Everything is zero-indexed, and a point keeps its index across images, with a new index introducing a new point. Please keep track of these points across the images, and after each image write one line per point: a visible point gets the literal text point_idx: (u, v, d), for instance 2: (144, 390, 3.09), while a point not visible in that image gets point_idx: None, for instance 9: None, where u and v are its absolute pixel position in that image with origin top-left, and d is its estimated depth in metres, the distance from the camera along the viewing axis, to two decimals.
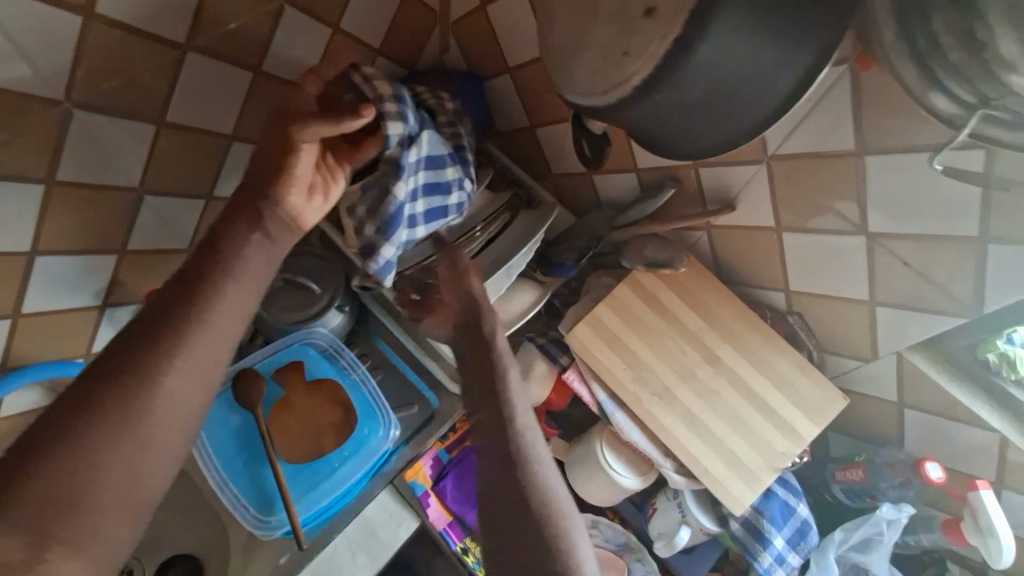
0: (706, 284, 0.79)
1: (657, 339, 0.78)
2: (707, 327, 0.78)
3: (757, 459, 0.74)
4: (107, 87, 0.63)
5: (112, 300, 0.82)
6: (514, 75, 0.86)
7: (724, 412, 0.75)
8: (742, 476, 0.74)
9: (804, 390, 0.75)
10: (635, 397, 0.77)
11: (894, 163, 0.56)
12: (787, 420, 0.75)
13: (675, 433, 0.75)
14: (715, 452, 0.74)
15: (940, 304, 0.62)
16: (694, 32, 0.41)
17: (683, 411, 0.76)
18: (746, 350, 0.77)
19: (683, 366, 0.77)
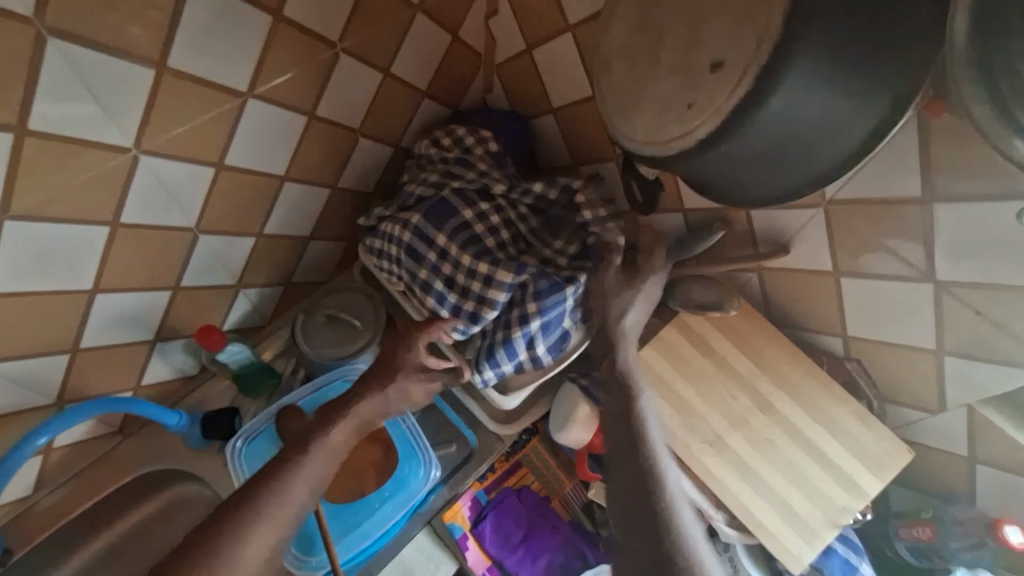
0: (761, 330, 0.77)
1: (706, 388, 0.76)
2: (757, 374, 0.75)
3: (815, 512, 0.70)
4: (173, 133, 0.65)
5: (164, 335, 0.84)
6: (557, 115, 0.87)
7: (780, 461, 0.72)
8: (801, 530, 0.70)
9: (864, 441, 0.71)
10: (684, 444, 0.74)
11: (965, 211, 0.53)
12: (847, 472, 0.71)
13: (726, 483, 0.72)
14: (769, 502, 0.71)
15: (1018, 357, 0.59)
16: (764, 86, 0.40)
17: (734, 459, 0.73)
18: (800, 397, 0.74)
19: (734, 414, 0.75)
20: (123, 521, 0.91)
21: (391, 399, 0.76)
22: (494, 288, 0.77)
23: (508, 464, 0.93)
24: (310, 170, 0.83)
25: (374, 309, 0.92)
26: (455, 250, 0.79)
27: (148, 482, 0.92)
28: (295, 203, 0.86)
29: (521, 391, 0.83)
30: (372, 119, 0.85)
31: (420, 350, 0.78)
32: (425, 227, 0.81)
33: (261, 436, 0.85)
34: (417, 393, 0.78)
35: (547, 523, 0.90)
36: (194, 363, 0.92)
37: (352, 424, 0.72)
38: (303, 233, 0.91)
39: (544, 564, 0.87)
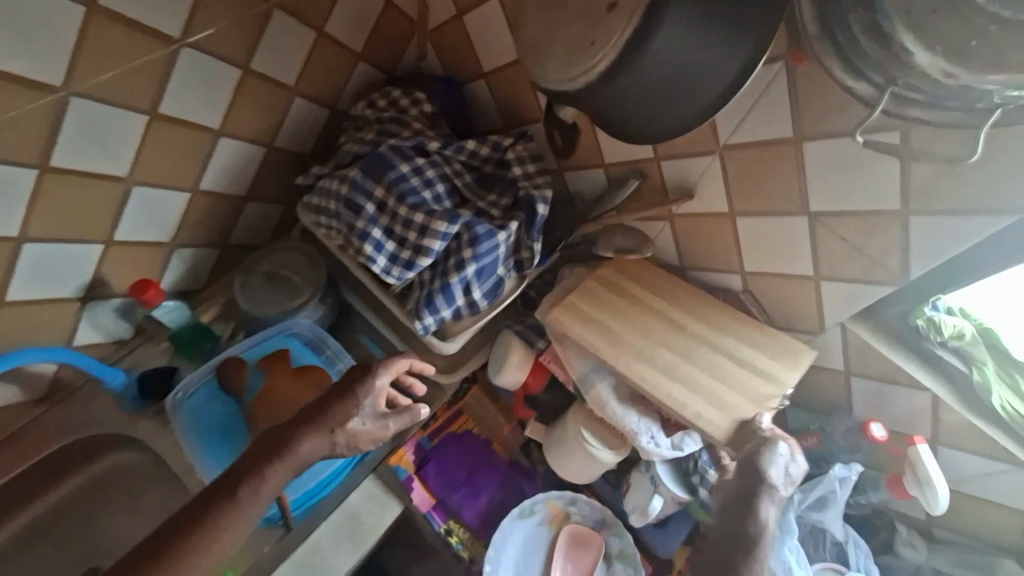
0: (666, 280, 0.87)
1: (625, 315, 0.83)
2: (666, 304, 0.84)
3: (743, 403, 0.75)
4: (103, 77, 0.65)
5: (94, 292, 0.83)
6: (488, 79, 0.93)
7: (701, 362, 0.78)
8: (732, 413, 0.75)
9: (773, 348, 0.79)
10: (617, 361, 0.79)
11: (827, 148, 0.63)
12: (769, 371, 0.77)
13: (658, 386, 0.77)
14: (698, 394, 0.76)
15: (876, 276, 0.69)
16: (653, 21, 0.48)
17: (665, 368, 0.78)
18: (713, 323, 0.82)
19: (656, 337, 0.81)
20: (43, 499, 0.87)
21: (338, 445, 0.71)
22: (429, 236, 0.81)
23: (449, 412, 0.98)
24: (246, 128, 0.85)
25: (316, 269, 0.94)
26: (393, 202, 0.83)
27: (78, 451, 0.89)
28: (231, 160, 0.87)
29: (460, 335, 0.89)
30: (307, 79, 0.87)
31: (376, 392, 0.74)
32: (362, 180, 0.84)
33: (200, 392, 0.86)
34: (367, 443, 0.72)
35: (488, 463, 0.96)
36: (128, 327, 0.91)
37: (292, 467, 0.67)
38: (240, 192, 0.92)
39: (485, 500, 0.94)
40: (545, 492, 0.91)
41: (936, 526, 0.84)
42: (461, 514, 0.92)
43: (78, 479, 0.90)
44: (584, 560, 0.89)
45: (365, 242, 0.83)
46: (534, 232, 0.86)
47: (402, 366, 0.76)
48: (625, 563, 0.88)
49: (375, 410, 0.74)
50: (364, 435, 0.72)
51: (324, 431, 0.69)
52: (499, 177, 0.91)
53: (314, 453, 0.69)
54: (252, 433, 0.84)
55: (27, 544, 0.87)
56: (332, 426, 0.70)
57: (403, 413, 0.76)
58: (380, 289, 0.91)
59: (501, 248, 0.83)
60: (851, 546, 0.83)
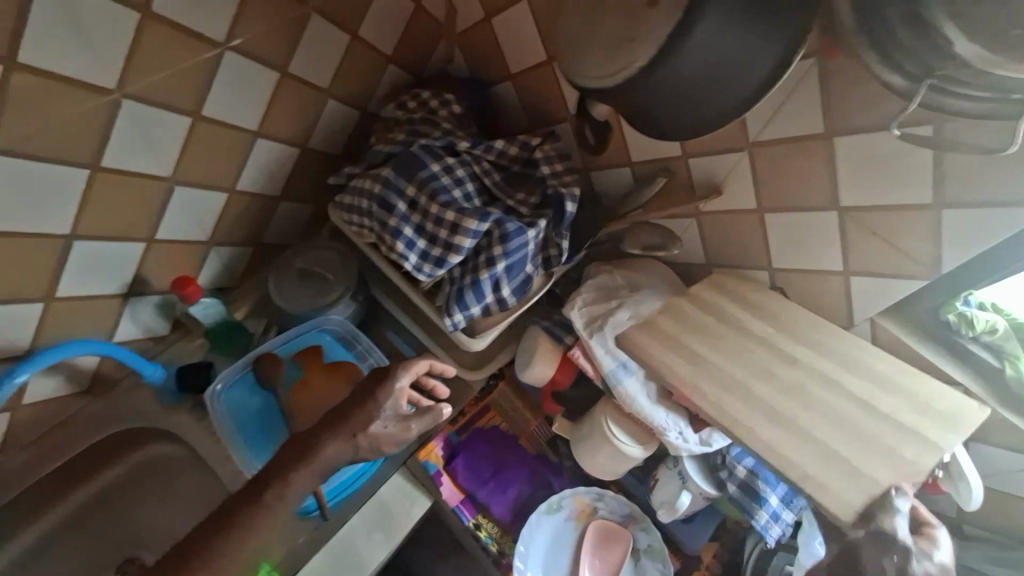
0: (748, 290, 0.82)
1: (718, 342, 0.74)
2: (788, 339, 0.73)
3: (877, 465, 0.60)
4: (153, 79, 0.68)
5: (136, 288, 0.86)
6: (515, 81, 0.94)
7: (819, 407, 0.65)
8: (866, 482, 0.59)
9: (916, 392, 0.66)
10: (696, 389, 0.69)
11: (858, 143, 0.64)
12: (912, 426, 0.62)
13: (754, 424, 0.65)
14: (811, 445, 0.62)
15: (908, 270, 0.69)
16: (692, 18, 0.49)
17: (764, 407, 0.67)
18: (814, 344, 0.73)
19: (756, 366, 0.71)
20: (87, 486, 0.92)
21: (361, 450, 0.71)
22: (461, 234, 0.82)
23: (477, 407, 1.00)
24: (281, 129, 0.87)
25: (347, 267, 0.97)
26: (424, 200, 0.85)
27: (120, 442, 0.93)
28: (267, 161, 0.89)
29: (488, 332, 0.90)
30: (340, 81, 0.90)
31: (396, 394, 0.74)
32: (394, 178, 0.86)
33: (238, 385, 0.89)
34: (390, 446, 0.72)
35: (515, 458, 0.97)
36: (165, 322, 0.94)
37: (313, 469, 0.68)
38: (274, 192, 0.95)
39: (512, 494, 0.94)
40: (572, 488, 0.92)
41: (966, 523, 0.84)
42: (490, 508, 0.93)
43: (118, 468, 0.94)
44: (612, 555, 0.89)
45: (397, 240, 0.85)
46: (562, 230, 0.87)
47: (420, 368, 0.77)
48: (652, 558, 0.89)
49: (397, 412, 0.74)
50: (388, 437, 0.72)
51: (345, 434, 0.70)
52: (528, 177, 0.93)
53: (337, 458, 0.69)
54: (287, 424, 0.87)
55: (71, 530, 0.91)
56: (352, 430, 0.70)
57: (426, 414, 0.75)
58: (411, 286, 0.92)
59: (530, 244, 0.84)
60: None
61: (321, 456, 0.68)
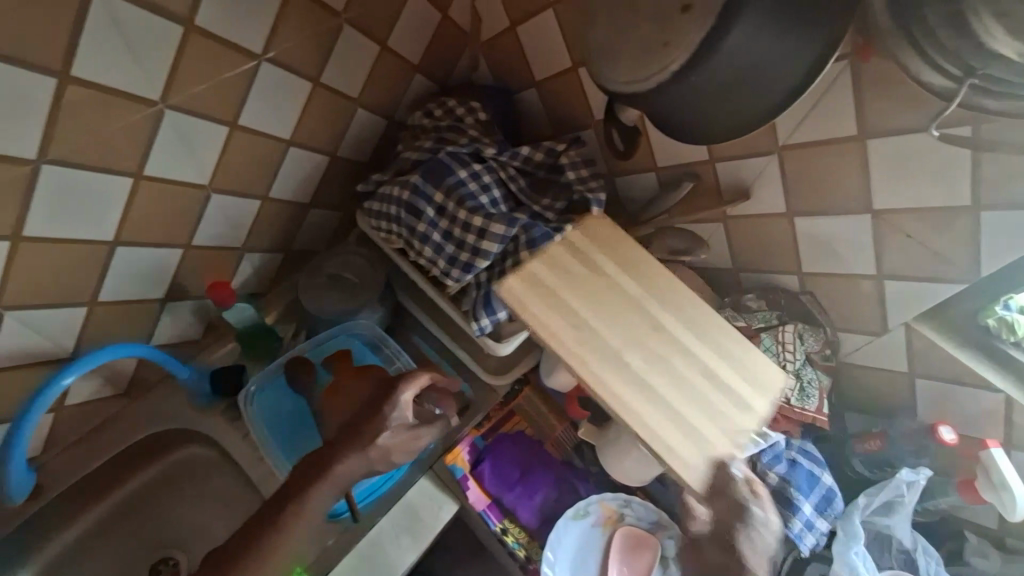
0: (620, 237, 0.81)
1: (599, 302, 0.75)
2: (605, 291, 0.76)
3: (707, 425, 0.68)
4: (194, 90, 0.70)
5: (172, 294, 0.88)
6: (540, 87, 0.95)
7: (677, 378, 0.71)
8: (689, 442, 0.67)
9: (729, 344, 0.74)
10: (580, 359, 0.70)
11: (892, 145, 0.63)
12: (701, 391, 0.70)
13: (618, 391, 0.69)
14: (699, 407, 0.69)
15: (945, 273, 0.68)
16: (727, 22, 0.49)
17: (634, 377, 0.70)
18: (644, 279, 0.78)
19: (636, 334, 0.73)
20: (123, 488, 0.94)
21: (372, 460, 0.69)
22: (488, 239, 0.83)
23: (502, 412, 1.01)
24: (312, 138, 0.89)
25: (374, 272, 0.98)
26: (453, 207, 0.86)
27: (156, 443, 0.95)
28: (298, 170, 0.91)
29: (513, 338, 0.91)
30: (368, 91, 0.91)
31: (403, 403, 0.73)
32: (422, 184, 0.87)
33: (271, 388, 0.91)
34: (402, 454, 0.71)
35: (541, 463, 0.97)
36: (200, 326, 0.97)
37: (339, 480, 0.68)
38: (303, 199, 0.97)
39: (539, 499, 0.94)
40: (600, 493, 0.91)
41: (1009, 536, 0.81)
42: (517, 513, 0.94)
43: (151, 472, 0.96)
44: (640, 561, 0.89)
45: (425, 244, 0.87)
46: None
47: (424, 379, 0.76)
48: None
49: (407, 422, 0.73)
50: (400, 447, 0.71)
51: (358, 447, 0.68)
52: (554, 182, 0.93)
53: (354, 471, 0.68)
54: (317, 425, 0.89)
55: (108, 530, 0.93)
56: (364, 443, 0.69)
57: (434, 423, 0.76)
58: (438, 291, 0.93)
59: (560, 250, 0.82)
60: (921, 554, 0.81)
61: (339, 467, 0.68)
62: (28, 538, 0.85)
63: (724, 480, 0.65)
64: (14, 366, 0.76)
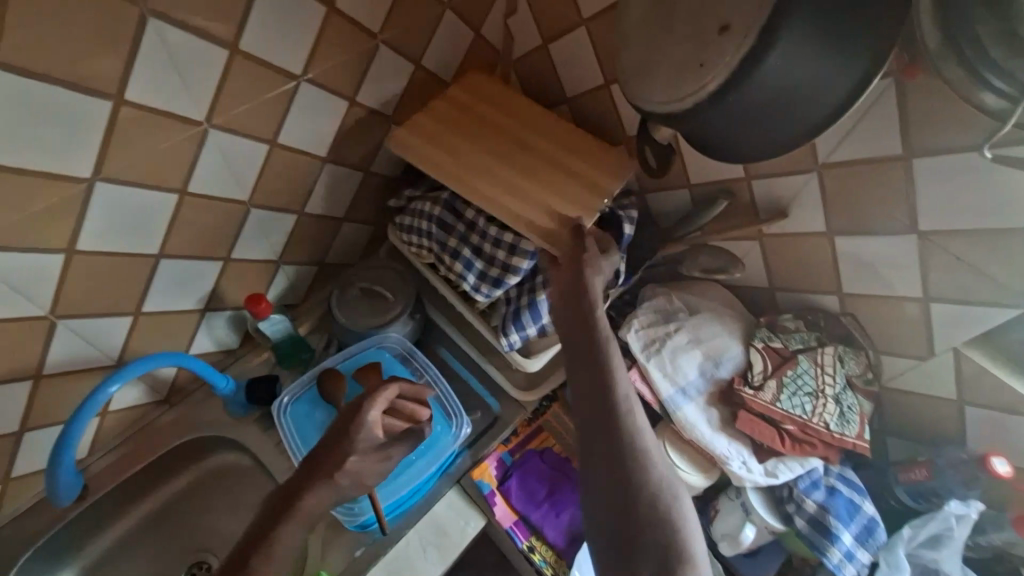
0: (501, 91, 0.94)
1: (470, 135, 0.89)
2: (482, 132, 0.89)
3: (568, 211, 0.82)
4: (236, 110, 0.72)
5: (211, 305, 0.91)
6: (571, 104, 0.95)
7: (542, 179, 0.85)
8: (544, 212, 0.81)
9: (595, 151, 0.88)
10: (458, 176, 0.85)
11: (940, 164, 0.61)
12: (572, 173, 0.86)
13: (493, 199, 0.83)
14: (549, 192, 0.83)
15: (996, 297, 0.65)
16: (766, 43, 0.48)
17: (507, 185, 0.84)
18: (518, 122, 0.91)
19: (504, 152, 0.88)
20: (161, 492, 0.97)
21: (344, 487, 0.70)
22: (518, 255, 0.83)
23: (530, 428, 1.01)
24: (347, 154, 0.91)
25: (406, 286, 1.00)
26: (482, 222, 0.87)
27: (192, 450, 0.98)
28: (334, 185, 0.94)
29: (542, 354, 0.91)
30: (402, 108, 0.93)
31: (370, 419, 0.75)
32: (453, 200, 0.90)
33: (303, 399, 0.93)
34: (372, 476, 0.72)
35: (568, 480, 0.96)
36: (236, 337, 1.00)
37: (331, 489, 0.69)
38: (337, 214, 0.99)
39: (566, 518, 0.93)
40: None
41: None
42: (543, 531, 0.92)
43: (189, 475, 0.99)
44: None
45: (456, 260, 0.87)
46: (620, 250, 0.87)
47: (388, 394, 0.78)
48: None
49: (375, 442, 0.75)
50: (370, 467, 0.72)
51: (327, 476, 0.69)
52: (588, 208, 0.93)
53: (319, 501, 0.68)
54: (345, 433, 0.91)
55: (148, 531, 0.96)
56: (331, 470, 0.70)
57: (406, 439, 0.78)
58: (469, 307, 0.94)
59: None
60: None
61: (305, 498, 0.68)
62: (72, 537, 0.89)
63: (560, 235, 0.79)
64: (68, 373, 0.80)
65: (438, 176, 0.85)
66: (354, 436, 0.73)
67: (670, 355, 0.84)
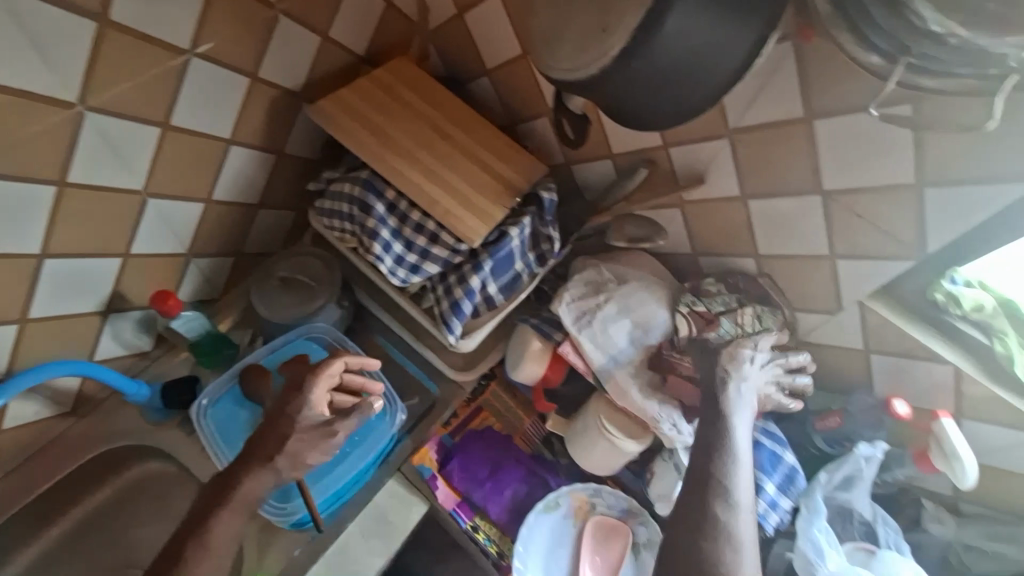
0: (425, 78, 0.92)
1: (392, 117, 0.87)
2: (403, 115, 0.88)
3: (482, 201, 0.85)
4: (117, 90, 0.66)
5: (115, 305, 0.84)
6: (493, 77, 0.93)
7: (457, 166, 0.87)
8: (455, 197, 0.84)
9: (509, 147, 0.91)
10: (377, 157, 0.84)
11: (838, 125, 0.63)
12: (485, 165, 0.88)
13: (411, 180, 0.84)
14: (465, 181, 0.86)
15: (891, 250, 0.69)
16: (661, 5, 0.48)
17: (423, 168, 0.85)
18: (441, 108, 0.91)
19: (423, 138, 0.87)
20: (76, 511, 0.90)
21: (279, 470, 0.70)
22: (440, 245, 0.84)
23: (469, 408, 1.01)
24: (255, 136, 0.86)
25: (330, 273, 0.96)
26: (404, 206, 0.85)
27: (106, 463, 0.91)
28: (243, 170, 0.88)
29: (476, 333, 0.88)
30: (312, 84, 0.88)
31: (314, 394, 0.74)
32: (373, 180, 0.86)
33: (225, 398, 0.89)
34: (308, 454, 0.72)
35: (511, 457, 0.97)
36: (149, 338, 0.93)
37: (265, 469, 0.69)
38: (251, 201, 0.93)
39: (510, 494, 0.94)
40: (569, 486, 0.91)
41: (963, 501, 0.84)
42: (487, 510, 0.93)
43: (109, 490, 0.92)
44: (612, 553, 0.89)
45: (374, 241, 0.83)
46: (548, 221, 0.88)
47: (336, 367, 0.75)
48: (652, 551, 0.89)
49: (320, 418, 0.74)
50: (311, 447, 0.71)
51: (262, 463, 0.69)
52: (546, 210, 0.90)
53: (258, 488, 0.69)
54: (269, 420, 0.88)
55: (65, 554, 0.89)
56: (268, 454, 0.70)
57: (352, 413, 0.75)
58: (397, 292, 0.91)
59: (488, 287, 0.86)
60: (880, 524, 0.82)
61: (240, 485, 0.68)
62: None
63: (466, 219, 0.83)
64: None
65: (358, 151, 0.84)
66: (298, 417, 0.72)
67: (601, 325, 0.86)
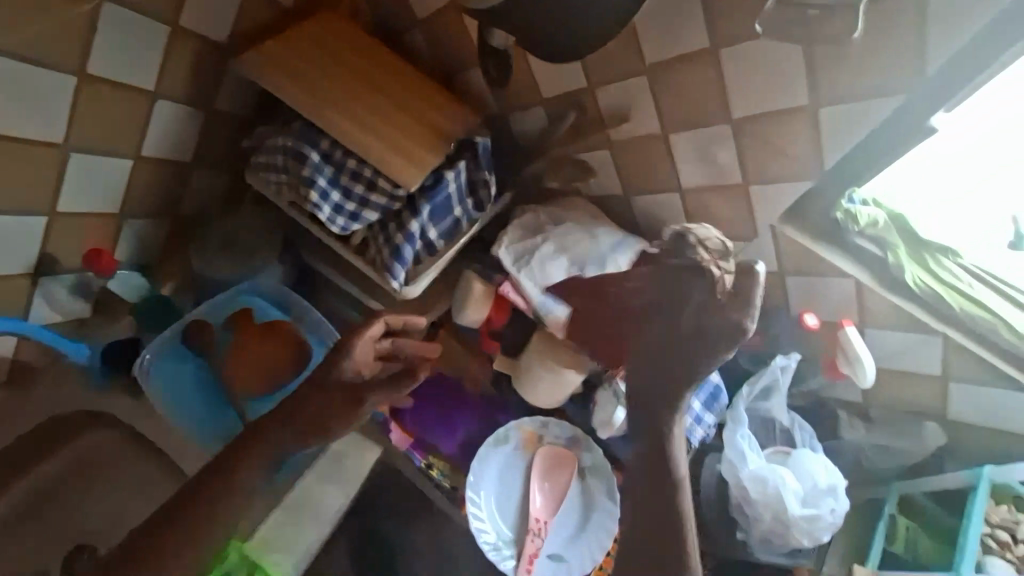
0: (354, 29, 0.92)
1: (321, 68, 0.88)
2: (333, 66, 0.88)
3: (418, 148, 0.87)
4: (26, 33, 0.63)
5: (45, 267, 0.82)
6: (422, 27, 0.94)
7: (390, 115, 0.88)
8: (389, 145, 0.86)
9: (442, 96, 0.92)
10: (310, 107, 0.85)
11: (740, 53, 0.68)
12: (419, 113, 0.90)
13: (345, 128, 0.85)
14: (399, 130, 0.87)
15: (795, 172, 0.75)
16: None
17: (356, 117, 0.86)
18: (371, 59, 0.91)
19: (355, 88, 0.88)
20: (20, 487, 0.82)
21: None
22: (378, 191, 0.85)
23: None
24: (180, 88, 0.84)
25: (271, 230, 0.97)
26: (340, 154, 0.86)
27: (51, 431, 0.87)
28: (171, 124, 0.86)
29: (421, 278, 0.91)
30: (237, 35, 0.87)
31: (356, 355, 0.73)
32: (307, 130, 0.86)
33: (170, 355, 0.90)
34: None
35: (463, 399, 0.99)
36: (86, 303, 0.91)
37: None
38: (182, 158, 0.92)
39: (462, 433, 0.98)
40: (519, 420, 0.95)
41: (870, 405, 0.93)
42: (440, 448, 0.97)
43: (57, 463, 0.86)
44: (559, 478, 0.95)
45: (311, 190, 0.83)
46: (483, 166, 0.90)
47: (376, 329, 0.74)
48: (597, 475, 0.95)
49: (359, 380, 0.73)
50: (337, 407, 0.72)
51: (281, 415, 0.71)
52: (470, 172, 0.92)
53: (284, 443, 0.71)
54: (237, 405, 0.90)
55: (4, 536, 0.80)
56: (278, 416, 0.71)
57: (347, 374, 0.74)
58: (339, 244, 0.92)
59: (428, 232, 0.89)
60: (797, 429, 0.91)
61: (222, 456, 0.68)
62: None
63: (402, 165, 0.85)
64: None
65: (289, 102, 0.84)
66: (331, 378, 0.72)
67: (539, 263, 0.89)
